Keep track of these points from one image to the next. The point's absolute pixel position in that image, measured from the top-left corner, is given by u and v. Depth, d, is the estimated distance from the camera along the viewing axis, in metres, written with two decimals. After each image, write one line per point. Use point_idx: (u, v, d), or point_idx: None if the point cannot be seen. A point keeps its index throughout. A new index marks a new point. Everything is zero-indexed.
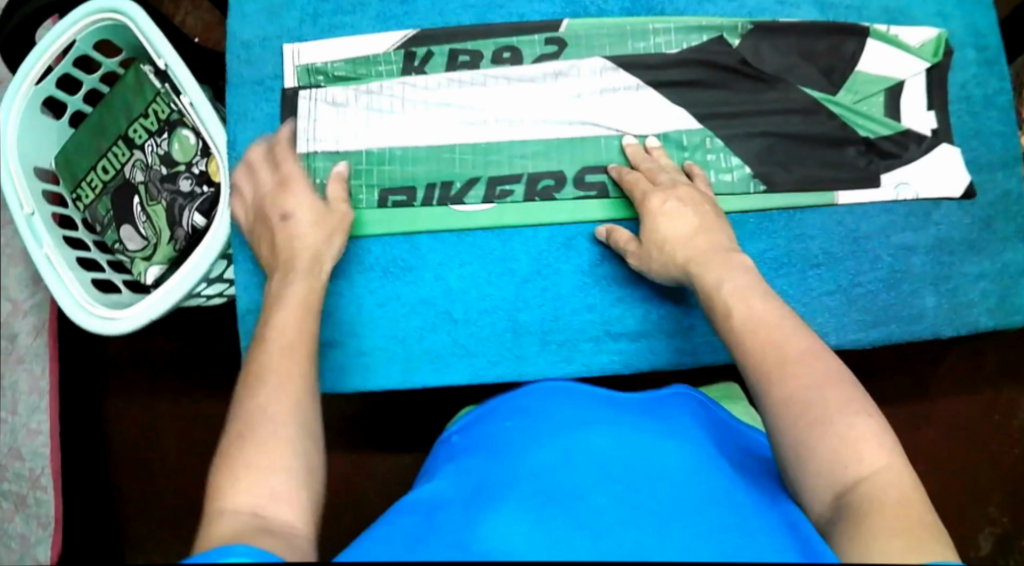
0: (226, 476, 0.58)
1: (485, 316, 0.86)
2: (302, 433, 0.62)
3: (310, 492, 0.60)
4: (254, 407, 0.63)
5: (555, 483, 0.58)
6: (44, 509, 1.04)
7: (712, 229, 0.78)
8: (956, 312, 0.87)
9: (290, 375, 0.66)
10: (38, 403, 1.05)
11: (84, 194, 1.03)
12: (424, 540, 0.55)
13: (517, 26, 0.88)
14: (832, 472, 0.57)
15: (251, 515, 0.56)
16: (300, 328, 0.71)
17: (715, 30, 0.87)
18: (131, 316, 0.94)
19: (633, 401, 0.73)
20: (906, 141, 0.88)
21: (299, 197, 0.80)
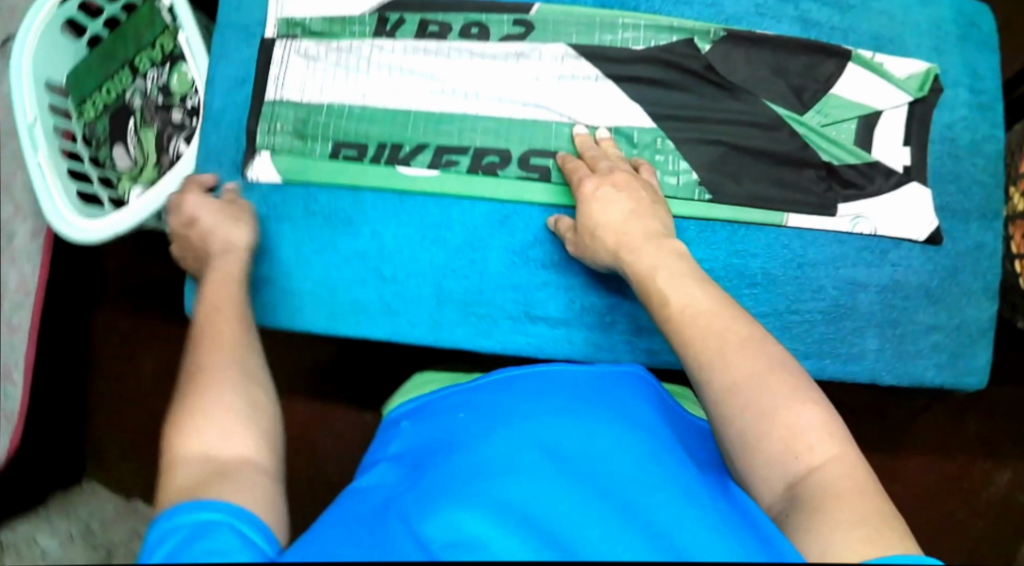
0: (175, 431, 0.63)
1: (413, 279, 0.89)
2: (238, 376, 0.68)
3: (257, 430, 0.65)
4: (191, 364, 0.69)
5: (505, 473, 0.63)
6: (11, 403, 1.13)
7: (645, 215, 0.80)
8: (898, 358, 0.89)
9: (224, 332, 0.73)
10: (23, 303, 1.15)
11: (87, 111, 1.10)
12: (372, 529, 0.59)
13: (489, 4, 0.89)
14: (783, 463, 0.63)
15: (206, 454, 0.61)
16: (227, 295, 0.78)
17: (686, 32, 0.87)
18: (100, 227, 1.01)
19: (586, 384, 0.78)
20: (873, 174, 0.88)
21: (192, 201, 0.85)
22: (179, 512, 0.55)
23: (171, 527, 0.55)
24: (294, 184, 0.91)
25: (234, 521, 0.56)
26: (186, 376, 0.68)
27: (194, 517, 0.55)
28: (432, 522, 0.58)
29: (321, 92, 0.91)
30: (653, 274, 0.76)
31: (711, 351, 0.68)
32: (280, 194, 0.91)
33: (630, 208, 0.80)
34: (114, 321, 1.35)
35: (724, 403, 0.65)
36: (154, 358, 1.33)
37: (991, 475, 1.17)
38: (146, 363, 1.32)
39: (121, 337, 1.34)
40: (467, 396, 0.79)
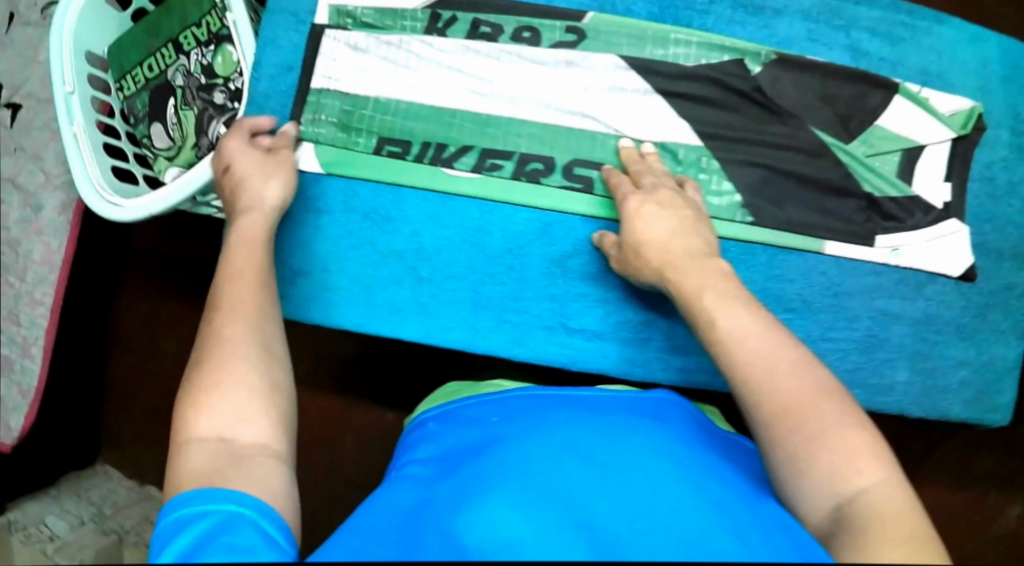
0: (193, 407, 0.67)
1: (450, 282, 0.90)
2: (258, 354, 0.71)
3: (272, 407, 0.69)
4: (211, 335, 0.72)
5: (538, 468, 0.64)
6: (28, 379, 1.18)
7: (690, 234, 0.79)
8: (927, 393, 0.89)
9: (246, 301, 0.75)
10: (46, 276, 1.17)
11: (127, 86, 1.10)
12: (412, 527, 0.62)
13: (544, 9, 0.89)
14: (831, 484, 0.61)
15: (217, 438, 0.65)
16: (253, 259, 0.79)
17: (738, 52, 0.87)
18: (134, 207, 0.99)
19: (618, 400, 0.79)
20: (913, 208, 0.88)
21: (233, 149, 0.86)
22: (209, 499, 0.60)
23: (204, 511, 0.59)
24: (335, 176, 0.91)
25: (260, 517, 0.60)
26: (205, 347, 0.71)
27: (224, 507, 0.59)
28: (460, 517, 0.61)
29: (368, 87, 0.91)
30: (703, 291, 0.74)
31: (763, 373, 0.66)
32: (320, 187, 0.91)
33: (672, 231, 0.79)
34: (138, 303, 1.34)
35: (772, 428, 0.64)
36: (174, 337, 1.33)
37: (1003, 510, 1.17)
38: (168, 342, 1.33)
39: (143, 311, 1.34)
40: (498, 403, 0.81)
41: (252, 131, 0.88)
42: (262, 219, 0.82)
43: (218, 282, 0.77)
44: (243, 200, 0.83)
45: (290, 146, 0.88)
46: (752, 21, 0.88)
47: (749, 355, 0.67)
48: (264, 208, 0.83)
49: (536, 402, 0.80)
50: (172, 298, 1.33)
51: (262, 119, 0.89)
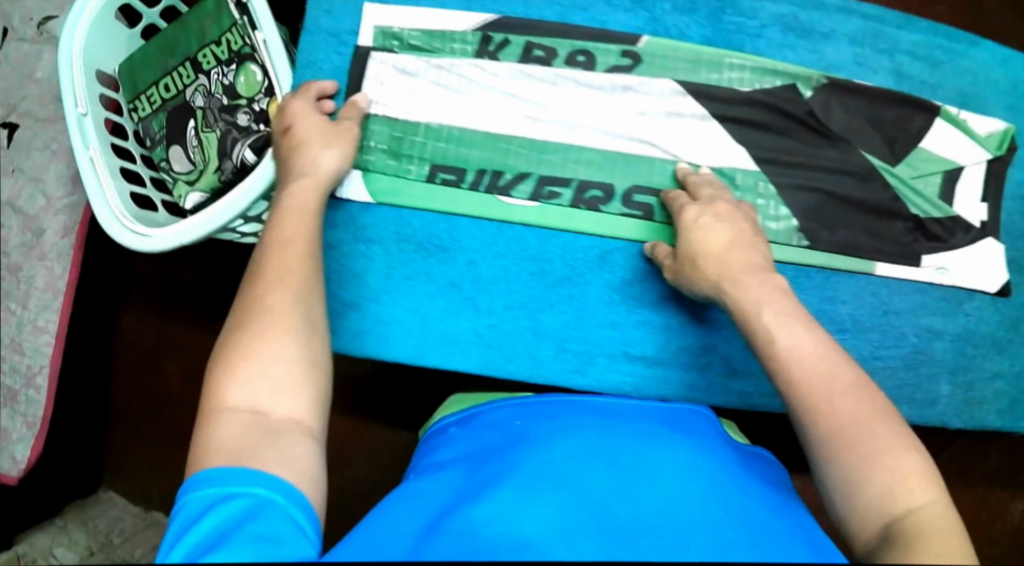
0: (227, 373, 0.65)
1: (509, 312, 0.89)
2: (303, 326, 0.69)
3: (308, 387, 0.67)
4: (255, 302, 0.70)
5: (577, 466, 0.68)
6: (33, 409, 1.10)
7: (747, 247, 0.79)
8: (966, 405, 0.94)
9: (292, 270, 0.73)
10: (50, 302, 1.10)
11: (141, 106, 1.06)
12: (448, 513, 0.65)
13: (597, 32, 0.88)
14: (884, 501, 0.61)
15: (251, 412, 0.64)
16: (301, 229, 0.77)
17: (790, 77, 0.88)
18: (164, 236, 0.95)
19: (635, 409, 0.82)
20: (954, 228, 0.92)
21: (297, 108, 0.85)
22: (234, 482, 0.59)
23: (228, 495, 0.59)
24: (387, 206, 0.89)
25: (288, 503, 0.60)
26: (246, 312, 0.69)
27: (251, 491, 0.59)
28: (501, 507, 0.64)
29: (417, 111, 0.89)
30: (757, 310, 0.74)
31: (822, 396, 0.66)
32: (370, 216, 0.90)
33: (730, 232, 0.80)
34: (141, 328, 1.28)
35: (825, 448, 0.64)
36: (181, 359, 1.28)
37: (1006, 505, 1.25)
38: (174, 367, 1.28)
39: (145, 336, 1.28)
40: (519, 405, 0.83)
41: (318, 94, 0.87)
42: (309, 186, 0.80)
43: (262, 248, 0.75)
44: (299, 162, 0.82)
45: (357, 117, 0.86)
46: (802, 45, 0.89)
47: (809, 377, 0.68)
48: (315, 172, 0.81)
49: (547, 400, 0.83)
50: (178, 320, 1.27)
51: (328, 83, 0.88)
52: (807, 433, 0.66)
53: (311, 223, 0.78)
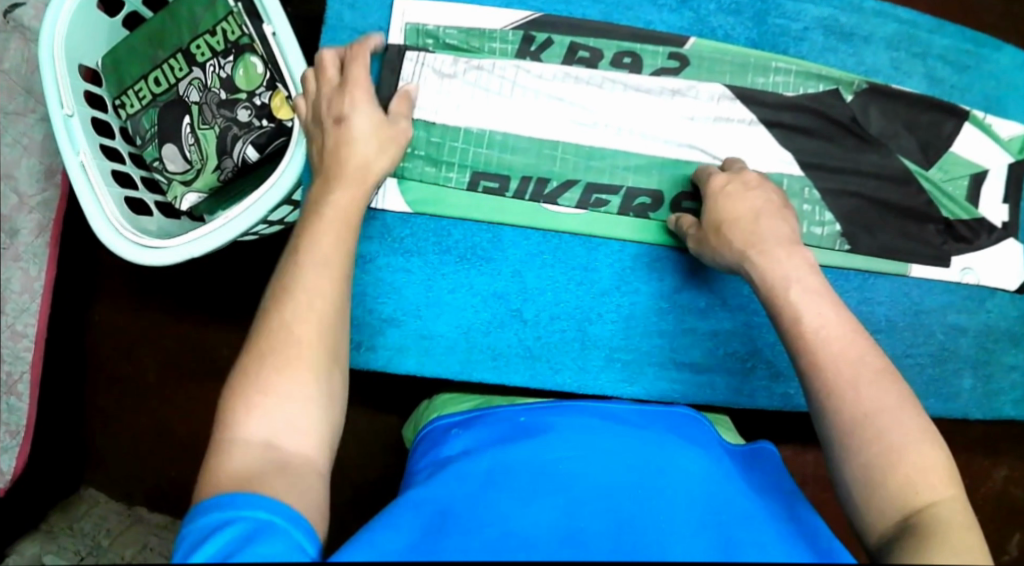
0: (241, 402, 0.57)
1: (557, 323, 0.86)
2: (327, 359, 0.61)
3: (326, 420, 0.60)
4: (279, 325, 0.61)
5: (609, 487, 0.63)
6: (15, 418, 1.03)
7: (776, 215, 0.77)
8: (986, 396, 0.95)
9: (328, 295, 0.63)
10: (28, 305, 1.03)
11: (129, 102, 0.96)
12: (471, 523, 0.60)
13: (643, 33, 0.86)
14: (902, 493, 0.57)
15: (264, 445, 0.56)
16: (340, 246, 0.67)
17: (833, 81, 0.88)
18: (176, 247, 0.88)
19: (646, 411, 0.78)
20: (979, 229, 0.93)
21: (357, 81, 0.76)
22: (231, 505, 0.51)
23: (224, 518, 0.51)
24: (426, 216, 0.85)
25: (291, 526, 0.52)
26: (270, 334, 0.60)
27: (248, 513, 0.51)
28: (530, 530, 0.59)
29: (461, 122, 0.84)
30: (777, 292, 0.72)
31: (843, 380, 0.63)
32: (407, 227, 0.85)
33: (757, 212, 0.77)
34: (112, 336, 1.16)
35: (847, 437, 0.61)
36: (157, 365, 1.16)
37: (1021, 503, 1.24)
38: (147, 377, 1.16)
39: (118, 344, 1.16)
40: (525, 408, 0.79)
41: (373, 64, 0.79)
42: (351, 197, 0.71)
43: (295, 253, 0.66)
44: (342, 165, 0.73)
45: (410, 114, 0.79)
46: (842, 49, 0.90)
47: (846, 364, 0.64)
48: (358, 178, 0.73)
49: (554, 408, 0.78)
50: (151, 321, 1.15)
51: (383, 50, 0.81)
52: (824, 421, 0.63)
53: (346, 243, 0.68)
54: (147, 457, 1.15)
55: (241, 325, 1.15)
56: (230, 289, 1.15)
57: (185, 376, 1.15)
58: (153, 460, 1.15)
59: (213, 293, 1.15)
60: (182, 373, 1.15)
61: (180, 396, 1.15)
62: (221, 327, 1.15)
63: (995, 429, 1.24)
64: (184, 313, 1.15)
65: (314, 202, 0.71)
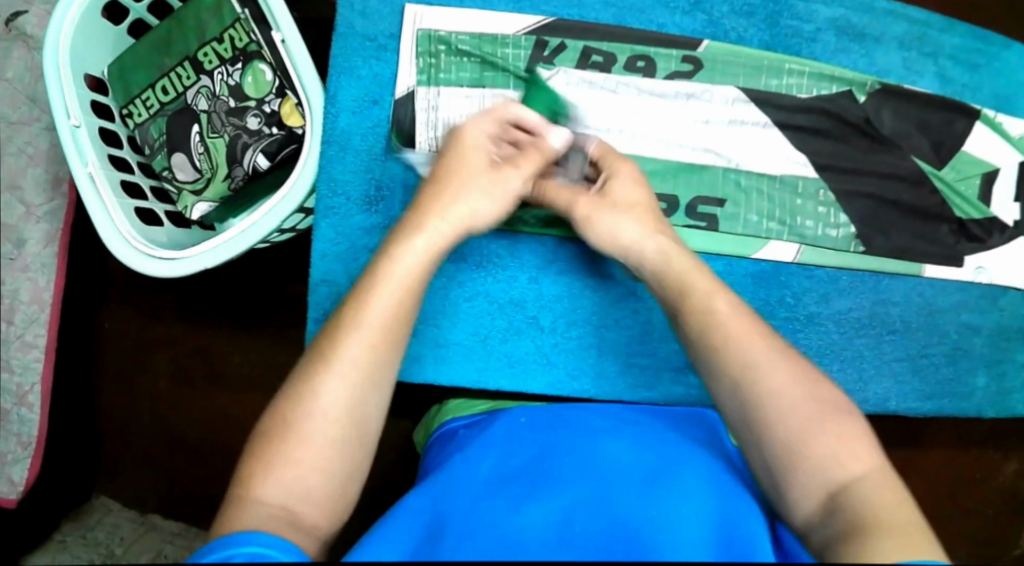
0: (261, 463, 0.57)
1: (574, 329, 0.86)
2: (353, 437, 0.60)
3: (344, 492, 0.59)
4: (308, 392, 0.59)
5: (609, 485, 0.63)
6: (27, 429, 1.02)
7: (648, 216, 0.76)
8: (1000, 395, 0.94)
9: (368, 366, 0.61)
10: (36, 316, 1.02)
11: (136, 111, 0.96)
12: (475, 526, 0.60)
13: (656, 36, 0.86)
14: (825, 470, 0.57)
15: (281, 509, 0.56)
16: (393, 311, 0.64)
17: (845, 83, 0.89)
18: (189, 258, 0.87)
19: (666, 419, 0.78)
20: (991, 228, 0.93)
21: (472, 135, 0.74)
22: (228, 544, 0.51)
23: (221, 556, 0.50)
24: None
25: (285, 554, 0.51)
26: (296, 403, 0.59)
27: (244, 548, 0.51)
28: (533, 546, 0.58)
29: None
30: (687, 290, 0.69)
31: (795, 376, 0.62)
32: None
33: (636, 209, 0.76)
34: (120, 342, 1.15)
35: (814, 422, 0.59)
36: (166, 371, 1.15)
37: None
38: (157, 382, 1.15)
39: (127, 351, 1.15)
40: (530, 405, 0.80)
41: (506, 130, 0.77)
42: (417, 252, 0.67)
43: (343, 313, 0.63)
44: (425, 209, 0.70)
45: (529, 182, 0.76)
46: (854, 49, 0.90)
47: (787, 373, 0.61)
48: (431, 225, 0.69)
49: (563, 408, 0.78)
50: (160, 326, 1.15)
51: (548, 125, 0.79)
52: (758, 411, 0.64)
53: (405, 309, 0.65)
54: (158, 464, 1.14)
55: (253, 331, 1.14)
56: (241, 296, 1.14)
57: (196, 383, 1.15)
58: (163, 466, 1.14)
59: (223, 300, 1.14)
60: (192, 378, 1.15)
61: (191, 402, 1.15)
62: (230, 334, 1.15)
63: (1003, 422, 1.25)
64: (194, 320, 1.15)
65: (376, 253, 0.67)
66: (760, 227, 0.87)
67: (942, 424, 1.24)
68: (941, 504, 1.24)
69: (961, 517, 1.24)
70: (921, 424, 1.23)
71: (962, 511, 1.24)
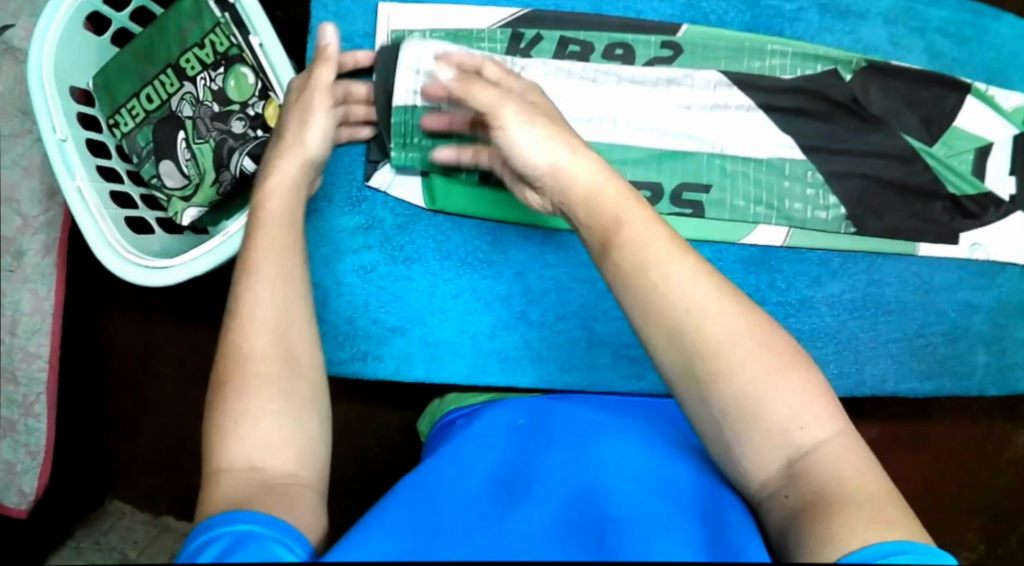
0: (218, 434, 0.56)
1: (563, 322, 0.85)
2: (284, 369, 0.59)
3: (303, 430, 0.58)
4: (231, 345, 0.59)
5: (605, 481, 0.62)
6: (34, 438, 1.04)
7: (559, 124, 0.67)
8: (1001, 373, 0.92)
9: (274, 300, 0.60)
10: (39, 326, 1.03)
11: (123, 121, 0.96)
12: (469, 528, 0.58)
13: (634, 23, 0.86)
14: (781, 436, 0.55)
15: (249, 468, 0.54)
16: (279, 244, 0.64)
17: (830, 61, 0.87)
18: (179, 267, 0.88)
19: (649, 407, 0.78)
20: (986, 204, 0.91)
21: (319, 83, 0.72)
22: (214, 523, 0.50)
23: (209, 537, 0.49)
24: (427, 220, 0.84)
25: (272, 530, 0.50)
26: (226, 359, 0.58)
27: (229, 528, 0.50)
28: (528, 543, 0.56)
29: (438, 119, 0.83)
30: (621, 223, 0.60)
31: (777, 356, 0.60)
32: (406, 234, 0.84)
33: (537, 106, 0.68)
34: (123, 349, 1.16)
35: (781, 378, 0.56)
36: (170, 377, 1.16)
37: None
38: (162, 388, 1.16)
39: (130, 357, 1.16)
40: (526, 401, 0.78)
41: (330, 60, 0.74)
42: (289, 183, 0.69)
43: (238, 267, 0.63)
44: (280, 148, 0.71)
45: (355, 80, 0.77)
46: (838, 27, 0.89)
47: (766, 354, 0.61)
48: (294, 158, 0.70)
49: (548, 400, 0.79)
50: (162, 332, 1.16)
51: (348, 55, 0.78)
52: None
53: (287, 240, 0.64)
54: (168, 468, 1.16)
55: None
56: None
57: (200, 386, 1.16)
58: (171, 470, 1.16)
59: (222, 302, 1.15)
60: (196, 381, 1.16)
61: (195, 404, 1.16)
62: None
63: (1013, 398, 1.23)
64: (194, 325, 1.15)
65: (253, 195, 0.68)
66: (747, 212, 0.86)
67: (950, 405, 1.22)
68: (954, 482, 1.22)
69: (971, 496, 1.22)
70: (929, 406, 1.22)
71: (973, 491, 1.22)
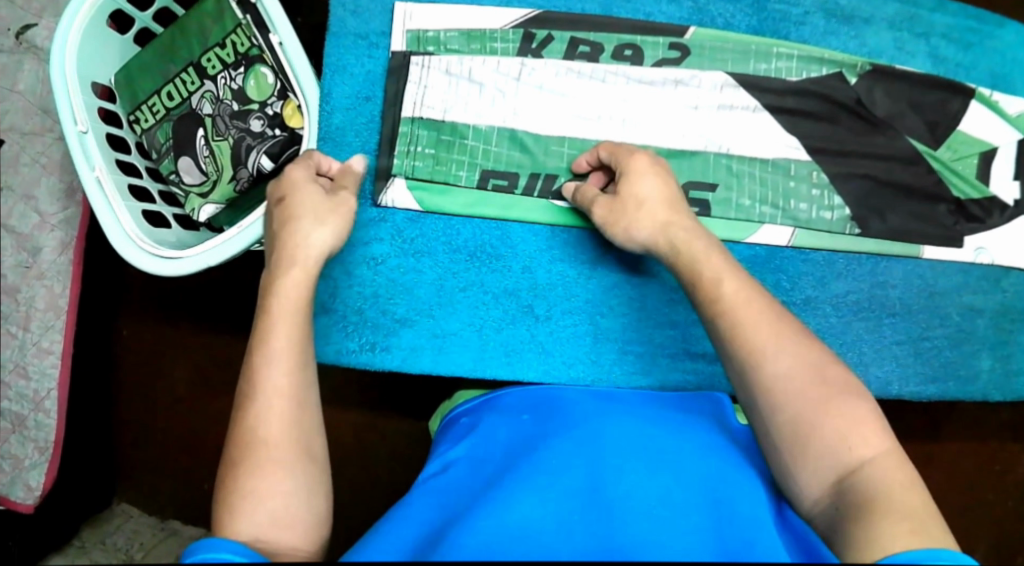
0: (226, 508, 0.59)
1: (569, 316, 0.86)
2: (297, 456, 0.62)
3: (308, 513, 0.61)
4: (246, 430, 0.62)
5: (604, 473, 0.63)
6: (43, 434, 1.05)
7: (672, 201, 0.74)
8: (1006, 379, 0.92)
9: (290, 391, 0.63)
10: (52, 322, 1.05)
11: (143, 118, 0.98)
12: (471, 525, 0.60)
13: (643, 25, 0.88)
14: (836, 458, 0.60)
15: (253, 540, 0.57)
16: (294, 336, 0.66)
17: (836, 65, 0.89)
18: (193, 257, 0.89)
19: (652, 399, 0.78)
20: (991, 208, 0.91)
21: (297, 177, 0.74)
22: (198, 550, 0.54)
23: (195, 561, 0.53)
24: (435, 215, 0.86)
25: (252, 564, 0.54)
26: (239, 443, 0.61)
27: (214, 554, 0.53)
28: (528, 538, 0.58)
29: (449, 107, 0.87)
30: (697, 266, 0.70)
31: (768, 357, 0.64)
32: (416, 226, 0.86)
33: (662, 201, 0.74)
34: (135, 347, 1.18)
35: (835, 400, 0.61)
36: (180, 376, 1.17)
37: None
38: (171, 388, 1.18)
39: (140, 355, 1.18)
40: (529, 394, 0.79)
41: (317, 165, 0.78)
42: (305, 279, 0.69)
43: (251, 353, 0.65)
44: (285, 243, 0.70)
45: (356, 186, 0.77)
46: (844, 31, 0.90)
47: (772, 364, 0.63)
48: (302, 257, 0.69)
49: (546, 392, 0.79)
50: (173, 331, 1.17)
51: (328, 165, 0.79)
52: (745, 376, 0.64)
53: (301, 334, 0.66)
54: (176, 469, 1.17)
55: None
56: (251, 295, 1.15)
57: (209, 385, 1.17)
58: (177, 469, 1.17)
59: (232, 299, 1.16)
60: (204, 381, 1.17)
61: (203, 405, 1.17)
62: (238, 337, 1.16)
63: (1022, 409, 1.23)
64: (204, 326, 1.17)
65: (265, 289, 0.68)
66: (753, 211, 0.87)
67: (959, 415, 1.22)
68: (961, 492, 1.22)
69: (980, 508, 1.22)
70: (936, 416, 1.22)
71: (980, 502, 1.22)
